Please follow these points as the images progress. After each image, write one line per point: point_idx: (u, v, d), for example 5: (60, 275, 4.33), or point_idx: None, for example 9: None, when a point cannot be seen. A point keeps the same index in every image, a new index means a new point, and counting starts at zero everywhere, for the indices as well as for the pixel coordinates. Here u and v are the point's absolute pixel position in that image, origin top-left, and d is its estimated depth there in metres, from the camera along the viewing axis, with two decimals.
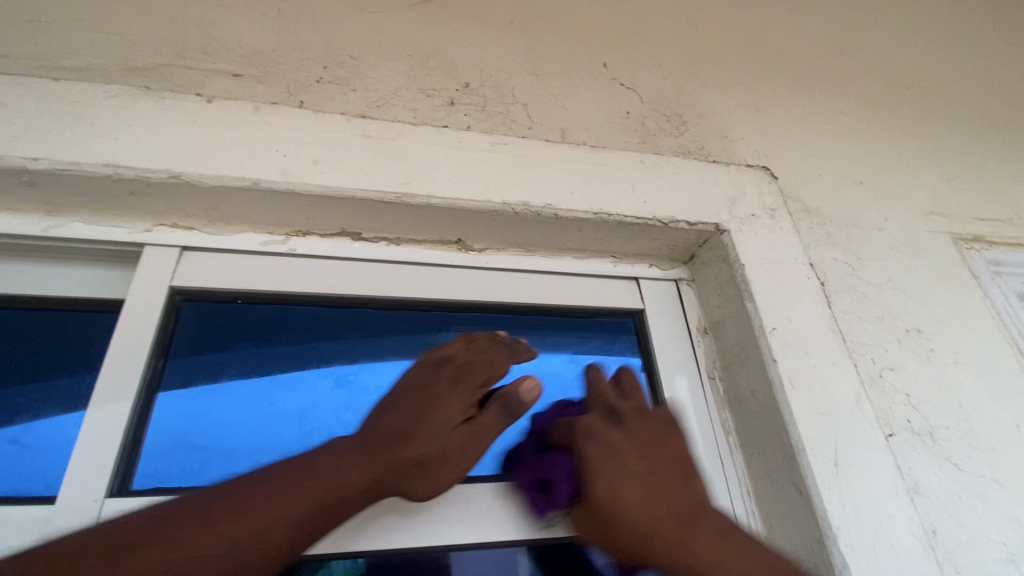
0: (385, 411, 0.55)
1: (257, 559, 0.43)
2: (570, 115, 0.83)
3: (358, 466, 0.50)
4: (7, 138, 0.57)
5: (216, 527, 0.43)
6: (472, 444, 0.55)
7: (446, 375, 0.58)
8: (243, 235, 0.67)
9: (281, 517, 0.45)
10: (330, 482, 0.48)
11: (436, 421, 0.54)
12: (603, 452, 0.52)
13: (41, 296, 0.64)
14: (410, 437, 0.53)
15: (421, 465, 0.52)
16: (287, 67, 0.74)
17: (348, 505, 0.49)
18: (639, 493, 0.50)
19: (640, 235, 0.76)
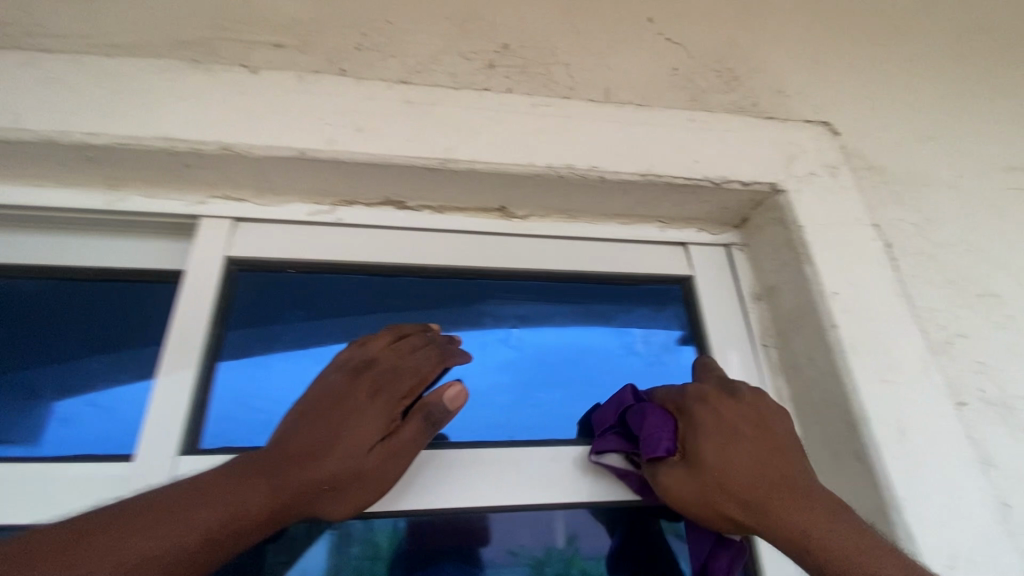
0: (294, 425, 0.51)
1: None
2: (614, 73, 0.79)
3: (263, 492, 0.46)
4: (71, 115, 0.59)
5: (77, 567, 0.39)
6: (391, 462, 0.52)
7: (364, 382, 0.54)
8: (292, 206, 0.68)
9: (147, 553, 0.41)
10: (227, 509, 0.45)
11: (348, 439, 0.51)
12: (716, 422, 0.54)
13: (110, 267, 0.68)
14: (319, 457, 0.49)
15: (332, 487, 0.49)
16: (327, 34, 0.73)
17: (248, 536, 0.45)
18: (754, 465, 0.51)
19: (689, 198, 0.73)
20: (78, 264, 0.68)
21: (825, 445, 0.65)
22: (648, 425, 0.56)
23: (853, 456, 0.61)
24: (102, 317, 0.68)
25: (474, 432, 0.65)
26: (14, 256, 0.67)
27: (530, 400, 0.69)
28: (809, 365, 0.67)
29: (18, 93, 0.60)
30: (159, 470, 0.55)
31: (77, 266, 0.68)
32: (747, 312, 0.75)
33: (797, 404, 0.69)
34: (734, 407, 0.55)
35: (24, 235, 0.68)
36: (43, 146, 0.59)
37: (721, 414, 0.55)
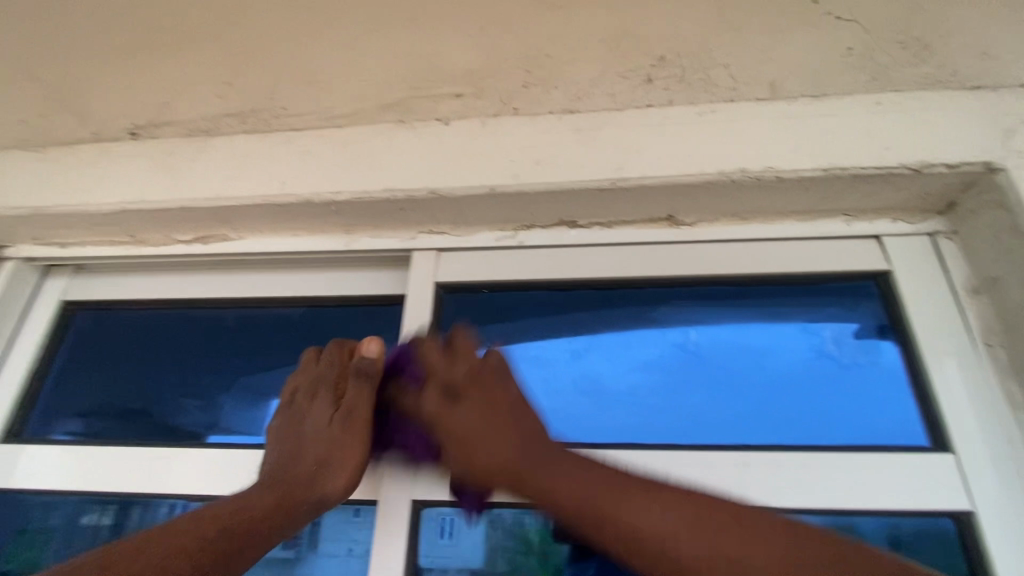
0: (269, 456, 0.65)
1: None
2: (781, 65, 0.77)
3: (260, 491, 0.60)
4: (319, 180, 0.76)
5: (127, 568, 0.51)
6: (354, 422, 0.64)
7: (300, 399, 0.68)
8: (482, 234, 0.78)
9: (178, 548, 0.53)
10: (234, 514, 0.57)
11: (311, 430, 0.64)
12: (450, 431, 0.58)
13: (346, 295, 0.85)
14: (299, 451, 0.63)
15: (319, 463, 0.62)
16: (498, 77, 0.83)
17: (262, 525, 0.58)
18: (487, 456, 0.55)
19: (881, 187, 0.68)
20: (323, 293, 0.85)
21: None
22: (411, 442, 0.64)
23: None
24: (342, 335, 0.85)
25: (662, 434, 0.69)
26: (281, 290, 0.87)
27: (714, 403, 0.70)
28: None
29: (281, 167, 0.78)
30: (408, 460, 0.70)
31: (323, 295, 0.85)
32: (963, 309, 0.68)
33: None
34: (452, 407, 0.58)
35: (286, 272, 0.88)
36: (302, 206, 0.76)
37: (449, 420, 0.58)
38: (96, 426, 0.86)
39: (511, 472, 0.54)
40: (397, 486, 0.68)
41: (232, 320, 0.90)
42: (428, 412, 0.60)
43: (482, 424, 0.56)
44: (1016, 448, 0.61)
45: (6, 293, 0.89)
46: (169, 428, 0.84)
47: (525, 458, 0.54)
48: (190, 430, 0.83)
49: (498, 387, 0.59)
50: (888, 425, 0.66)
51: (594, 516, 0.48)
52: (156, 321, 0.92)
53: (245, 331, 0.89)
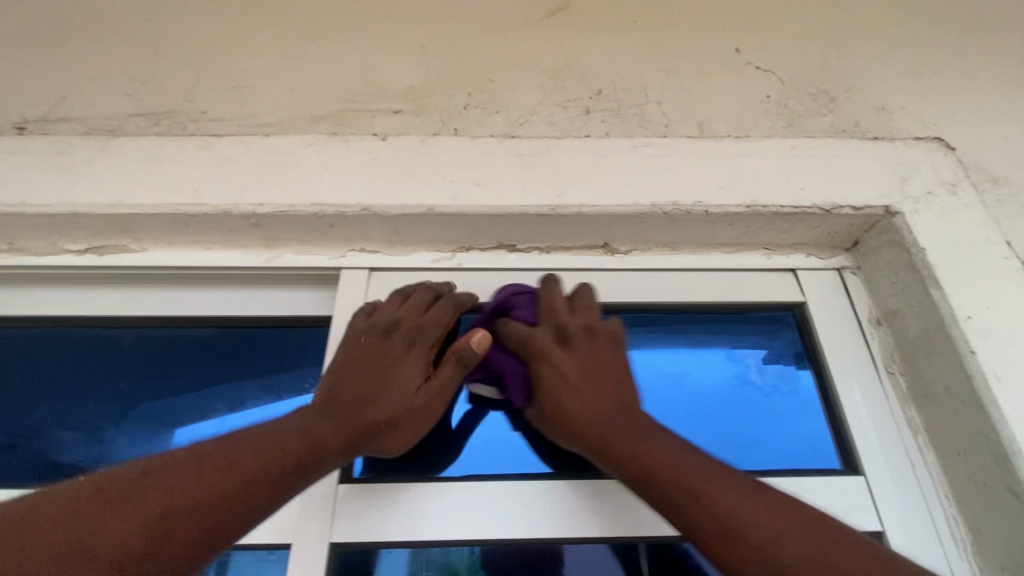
0: (339, 376, 0.59)
1: (240, 512, 0.47)
2: (707, 107, 0.82)
3: (335, 425, 0.55)
4: (240, 190, 0.70)
5: (208, 482, 0.47)
6: (435, 401, 0.61)
7: (398, 338, 0.62)
8: (417, 254, 0.76)
9: (260, 471, 0.49)
10: (307, 441, 0.53)
11: (396, 382, 0.60)
12: (552, 375, 0.59)
13: (265, 316, 0.78)
14: (375, 399, 0.58)
15: (390, 422, 0.58)
16: (439, 98, 0.82)
17: (327, 462, 0.54)
18: (580, 407, 0.56)
19: (797, 225, 0.73)
20: (239, 313, 0.78)
21: (972, 478, 0.61)
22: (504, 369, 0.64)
23: (1006, 490, 0.57)
24: (258, 358, 0.79)
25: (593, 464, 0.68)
26: (190, 309, 0.79)
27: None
28: (945, 393, 0.64)
29: (196, 174, 0.72)
30: (327, 496, 0.64)
31: (239, 315, 0.78)
32: (867, 339, 0.73)
33: (933, 434, 0.67)
34: (562, 351, 0.60)
35: (196, 289, 0.80)
36: (219, 217, 0.70)
37: (552, 361, 0.60)
38: None
39: (593, 430, 0.55)
40: (315, 529, 0.62)
41: (128, 341, 0.80)
42: (535, 345, 0.61)
43: (586, 379, 0.58)
44: (918, 469, 0.66)
45: None
46: (41, 464, 0.73)
47: (620, 419, 0.55)
48: (69, 466, 0.72)
49: (608, 348, 0.61)
50: (804, 450, 0.69)
51: (688, 494, 0.47)
52: (30, 341, 0.80)
53: (144, 354, 0.79)
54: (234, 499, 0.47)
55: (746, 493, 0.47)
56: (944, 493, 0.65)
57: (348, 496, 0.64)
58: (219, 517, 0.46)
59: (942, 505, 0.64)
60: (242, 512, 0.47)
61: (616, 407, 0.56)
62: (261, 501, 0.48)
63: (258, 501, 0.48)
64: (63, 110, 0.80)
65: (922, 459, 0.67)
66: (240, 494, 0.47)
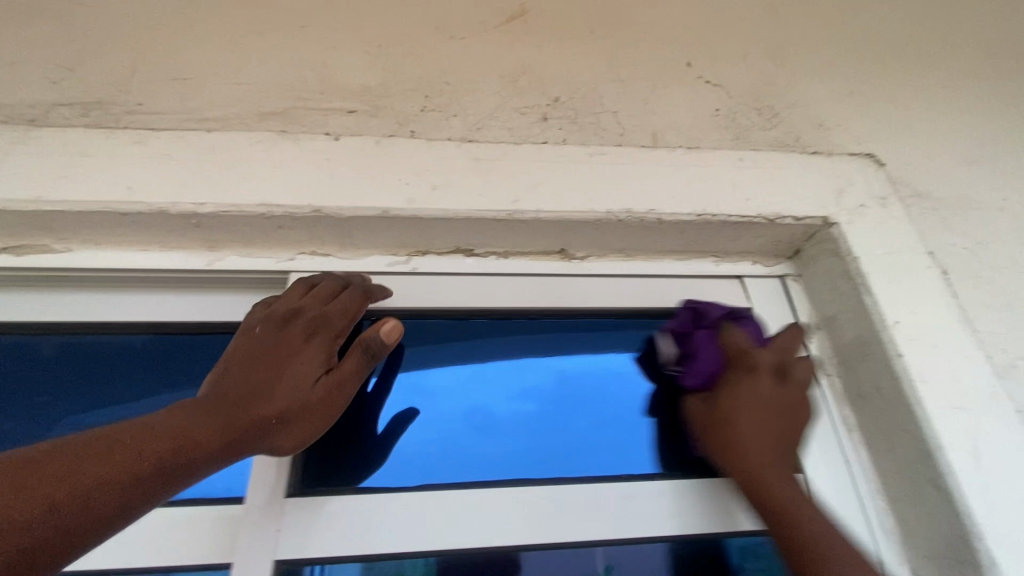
0: (226, 370, 0.55)
1: (77, 526, 0.39)
2: (660, 117, 0.85)
3: (212, 422, 0.49)
4: (179, 187, 0.66)
5: (33, 491, 0.39)
6: (334, 396, 0.58)
7: (298, 327, 0.59)
8: (371, 258, 0.74)
9: (107, 478, 0.42)
10: (175, 442, 0.46)
11: (292, 374, 0.56)
12: (752, 401, 0.61)
13: (207, 322, 0.74)
14: (267, 393, 0.54)
15: (281, 417, 0.54)
16: (395, 98, 0.80)
17: (200, 466, 0.47)
18: (747, 438, 0.59)
19: (743, 233, 0.76)
20: (178, 319, 0.74)
21: (898, 472, 0.66)
22: (702, 354, 0.66)
23: (929, 483, 0.61)
24: (199, 366, 0.74)
25: (546, 470, 0.68)
26: (122, 314, 0.73)
27: (600, 434, 0.72)
28: (875, 393, 0.68)
29: (130, 170, 0.67)
30: (272, 511, 0.61)
31: (179, 320, 0.74)
32: (806, 343, 0.77)
33: (865, 431, 0.71)
34: (773, 382, 0.62)
35: (130, 292, 0.75)
36: (156, 216, 0.65)
37: (754, 386, 0.62)
38: None
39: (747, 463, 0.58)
40: (258, 547, 0.59)
41: (49, 348, 0.74)
42: (753, 362, 0.64)
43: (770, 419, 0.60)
44: (851, 465, 0.70)
45: None
46: None
47: (774, 459, 0.58)
48: None
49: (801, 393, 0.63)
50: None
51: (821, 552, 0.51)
52: None
53: (67, 364, 0.73)
54: (70, 511, 0.39)
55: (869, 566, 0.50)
56: (875, 487, 0.69)
57: (294, 510, 0.62)
58: (47, 531, 0.38)
59: (873, 498, 0.68)
60: (75, 526, 0.39)
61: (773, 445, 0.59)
62: (109, 511, 0.41)
63: (105, 510, 0.41)
64: None
65: (855, 455, 0.71)
66: (80, 503, 0.40)
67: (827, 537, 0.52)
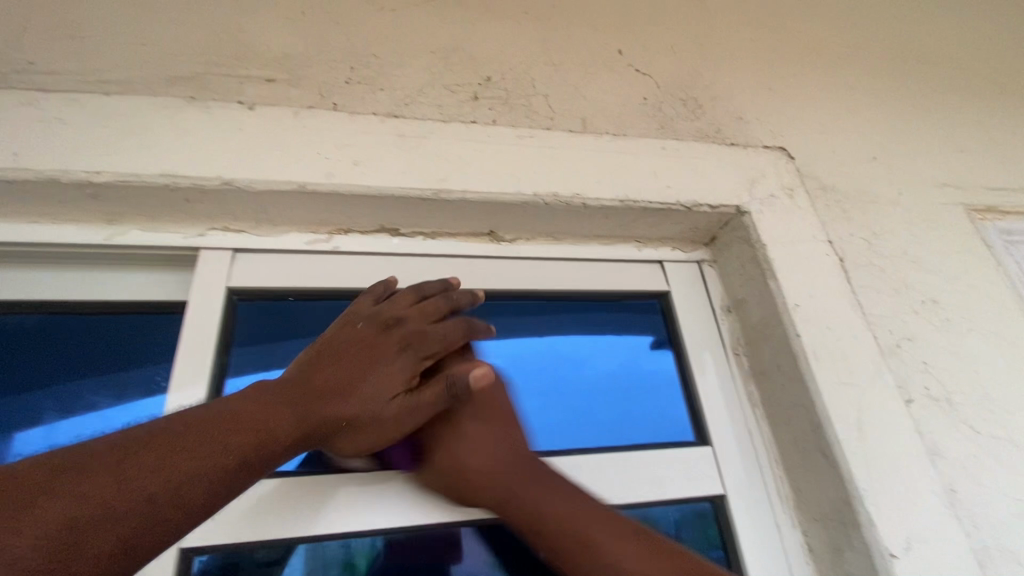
0: (324, 359, 0.55)
1: (170, 517, 0.39)
2: (590, 103, 0.86)
3: (290, 419, 0.49)
4: (71, 154, 0.60)
5: (130, 481, 0.38)
6: (409, 418, 0.56)
7: (395, 336, 0.58)
8: (290, 235, 0.71)
9: (196, 470, 0.41)
10: (254, 434, 0.46)
11: (375, 382, 0.55)
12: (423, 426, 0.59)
13: (109, 301, 0.69)
14: (352, 393, 0.54)
15: (352, 423, 0.54)
16: (318, 69, 0.77)
17: (278, 458, 0.47)
18: (473, 460, 0.58)
19: (663, 219, 0.79)
20: (73, 298, 0.69)
21: (793, 443, 0.71)
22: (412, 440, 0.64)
23: (818, 451, 0.67)
24: (100, 348, 0.70)
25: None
26: (7, 292, 0.67)
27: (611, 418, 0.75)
28: (776, 371, 0.74)
29: (12, 133, 0.61)
30: None
31: (75, 299, 0.69)
32: (718, 325, 0.81)
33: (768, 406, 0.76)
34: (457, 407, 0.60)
35: (15, 268, 0.68)
36: (42, 184, 0.60)
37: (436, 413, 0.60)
38: None
39: (488, 483, 0.57)
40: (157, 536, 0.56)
41: None
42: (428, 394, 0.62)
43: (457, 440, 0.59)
44: (753, 437, 0.75)
45: None
46: None
47: (502, 470, 0.57)
48: None
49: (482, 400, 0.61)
50: (660, 425, 0.76)
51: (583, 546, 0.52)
52: None
53: None
54: (161, 504, 0.39)
55: (631, 544, 0.52)
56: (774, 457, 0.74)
57: None
58: (140, 523, 0.37)
59: (772, 468, 0.73)
60: (166, 519, 0.39)
61: (500, 460, 0.58)
62: (191, 508, 0.40)
63: (189, 505, 0.40)
64: None
65: (758, 428, 0.76)
66: (171, 496, 0.39)
67: (581, 529, 0.53)
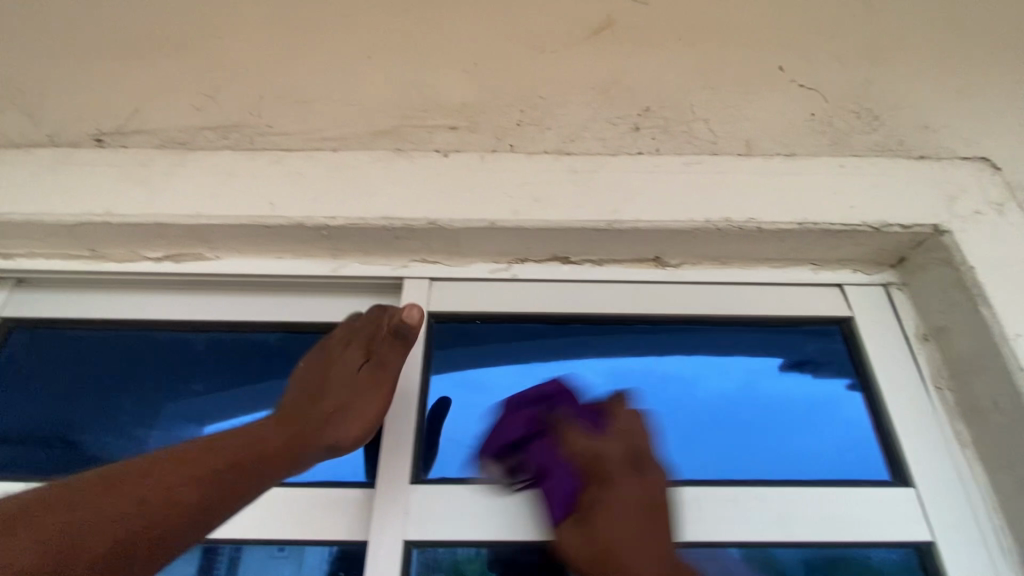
0: (289, 392, 0.69)
1: (172, 517, 0.53)
2: (753, 123, 0.85)
3: (275, 428, 0.63)
4: (313, 203, 0.74)
5: (120, 499, 0.53)
6: (379, 383, 0.68)
7: (338, 344, 0.71)
8: (475, 265, 0.79)
9: (185, 480, 0.56)
10: (241, 450, 0.60)
11: (338, 374, 0.68)
12: (628, 502, 0.59)
13: (328, 322, 0.82)
14: (322, 394, 0.67)
15: (333, 409, 0.65)
16: (493, 114, 0.85)
17: (268, 459, 0.60)
18: (618, 532, 0.57)
19: (844, 241, 0.75)
20: (301, 319, 0.82)
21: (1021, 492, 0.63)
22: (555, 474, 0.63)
23: None
24: None
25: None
26: (256, 314, 0.82)
27: (806, 442, 0.73)
28: (995, 409, 0.66)
29: (269, 187, 0.75)
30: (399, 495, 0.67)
31: (302, 319, 0.82)
32: (914, 355, 0.75)
33: (982, 448, 0.68)
34: (636, 476, 0.61)
35: (258, 294, 0.83)
36: (291, 228, 0.74)
37: (619, 488, 0.60)
38: (28, 456, 0.77)
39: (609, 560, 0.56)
40: (388, 526, 0.65)
41: (197, 344, 0.84)
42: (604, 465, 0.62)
43: (645, 513, 0.59)
44: (965, 481, 0.68)
45: None
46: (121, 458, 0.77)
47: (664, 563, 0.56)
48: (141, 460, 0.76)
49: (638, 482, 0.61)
50: (839, 461, 0.72)
51: None
52: (101, 345, 0.84)
53: (213, 357, 0.83)
54: (157, 509, 0.53)
55: None
56: (994, 506, 0.66)
57: (419, 495, 0.68)
58: (143, 524, 0.52)
59: (991, 517, 0.66)
60: (170, 517, 0.53)
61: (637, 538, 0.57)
62: (191, 501, 0.54)
63: (185, 512, 0.54)
64: (138, 123, 0.85)
65: (971, 472, 0.68)
66: (165, 503, 0.53)
67: None
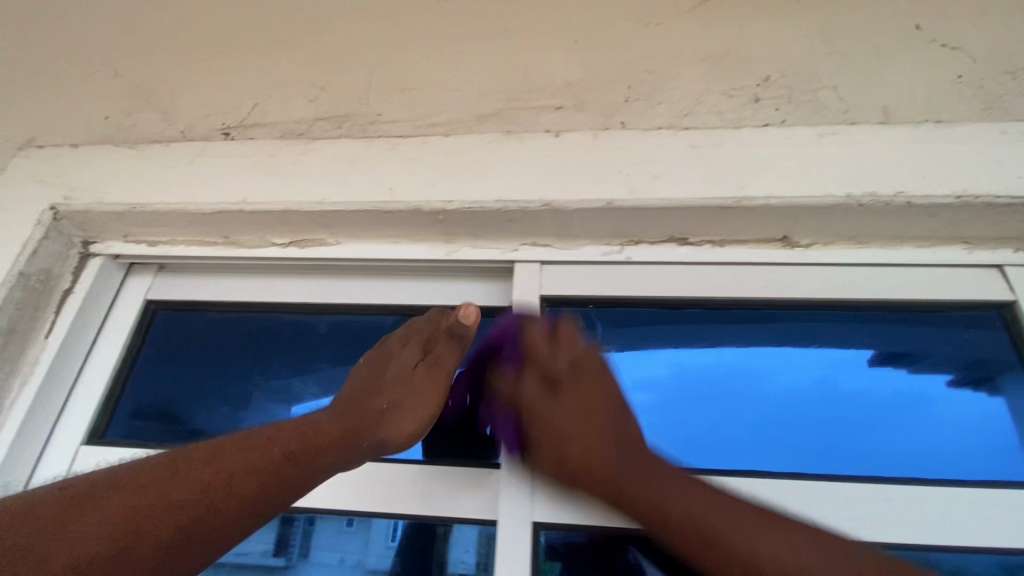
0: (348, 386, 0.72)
1: (230, 504, 0.52)
2: (889, 89, 0.77)
3: (333, 419, 0.64)
4: (431, 188, 0.75)
5: (182, 483, 0.51)
6: (435, 379, 0.71)
7: (395, 341, 0.75)
8: (587, 248, 0.77)
9: (245, 467, 0.54)
10: (296, 440, 0.59)
11: (394, 370, 0.71)
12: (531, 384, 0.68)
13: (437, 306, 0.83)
14: (379, 389, 0.69)
15: (390, 404, 0.68)
16: (600, 91, 0.82)
17: (325, 450, 0.60)
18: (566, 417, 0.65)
19: (1007, 216, 0.67)
20: (413, 303, 0.84)
21: None
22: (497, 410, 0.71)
23: None
24: None
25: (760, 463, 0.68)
26: (372, 297, 0.85)
27: (956, 440, 0.67)
28: None
29: (388, 173, 0.78)
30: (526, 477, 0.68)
31: (416, 303, 0.84)
32: None
33: None
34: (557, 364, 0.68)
35: (371, 277, 0.86)
36: (409, 214, 0.75)
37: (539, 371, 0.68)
38: (174, 428, 0.85)
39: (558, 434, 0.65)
40: (518, 507, 0.67)
41: (313, 326, 0.88)
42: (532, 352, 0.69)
43: (578, 392, 0.67)
44: None
45: (94, 290, 0.87)
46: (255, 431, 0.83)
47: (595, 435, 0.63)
48: None
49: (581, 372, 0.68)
50: (996, 461, 0.66)
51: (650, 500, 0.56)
52: (230, 327, 0.90)
53: (329, 339, 0.87)
54: (217, 491, 0.52)
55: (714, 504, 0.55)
56: None
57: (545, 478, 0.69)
58: (205, 508, 0.50)
59: None
60: (232, 501, 0.52)
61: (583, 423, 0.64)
62: (249, 490, 0.53)
63: (246, 499, 0.53)
64: (258, 116, 0.89)
65: None
66: (226, 488, 0.52)
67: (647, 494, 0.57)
